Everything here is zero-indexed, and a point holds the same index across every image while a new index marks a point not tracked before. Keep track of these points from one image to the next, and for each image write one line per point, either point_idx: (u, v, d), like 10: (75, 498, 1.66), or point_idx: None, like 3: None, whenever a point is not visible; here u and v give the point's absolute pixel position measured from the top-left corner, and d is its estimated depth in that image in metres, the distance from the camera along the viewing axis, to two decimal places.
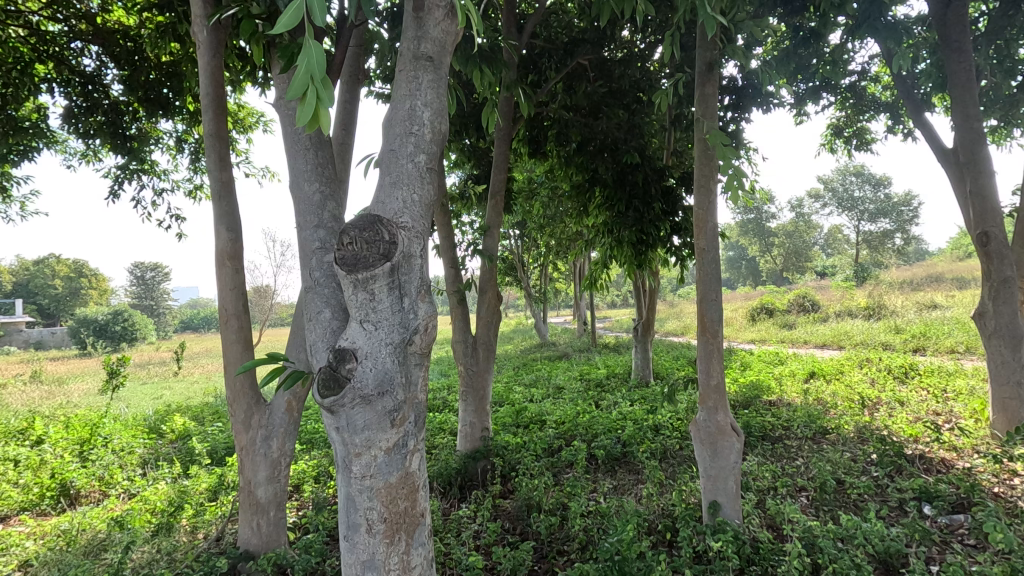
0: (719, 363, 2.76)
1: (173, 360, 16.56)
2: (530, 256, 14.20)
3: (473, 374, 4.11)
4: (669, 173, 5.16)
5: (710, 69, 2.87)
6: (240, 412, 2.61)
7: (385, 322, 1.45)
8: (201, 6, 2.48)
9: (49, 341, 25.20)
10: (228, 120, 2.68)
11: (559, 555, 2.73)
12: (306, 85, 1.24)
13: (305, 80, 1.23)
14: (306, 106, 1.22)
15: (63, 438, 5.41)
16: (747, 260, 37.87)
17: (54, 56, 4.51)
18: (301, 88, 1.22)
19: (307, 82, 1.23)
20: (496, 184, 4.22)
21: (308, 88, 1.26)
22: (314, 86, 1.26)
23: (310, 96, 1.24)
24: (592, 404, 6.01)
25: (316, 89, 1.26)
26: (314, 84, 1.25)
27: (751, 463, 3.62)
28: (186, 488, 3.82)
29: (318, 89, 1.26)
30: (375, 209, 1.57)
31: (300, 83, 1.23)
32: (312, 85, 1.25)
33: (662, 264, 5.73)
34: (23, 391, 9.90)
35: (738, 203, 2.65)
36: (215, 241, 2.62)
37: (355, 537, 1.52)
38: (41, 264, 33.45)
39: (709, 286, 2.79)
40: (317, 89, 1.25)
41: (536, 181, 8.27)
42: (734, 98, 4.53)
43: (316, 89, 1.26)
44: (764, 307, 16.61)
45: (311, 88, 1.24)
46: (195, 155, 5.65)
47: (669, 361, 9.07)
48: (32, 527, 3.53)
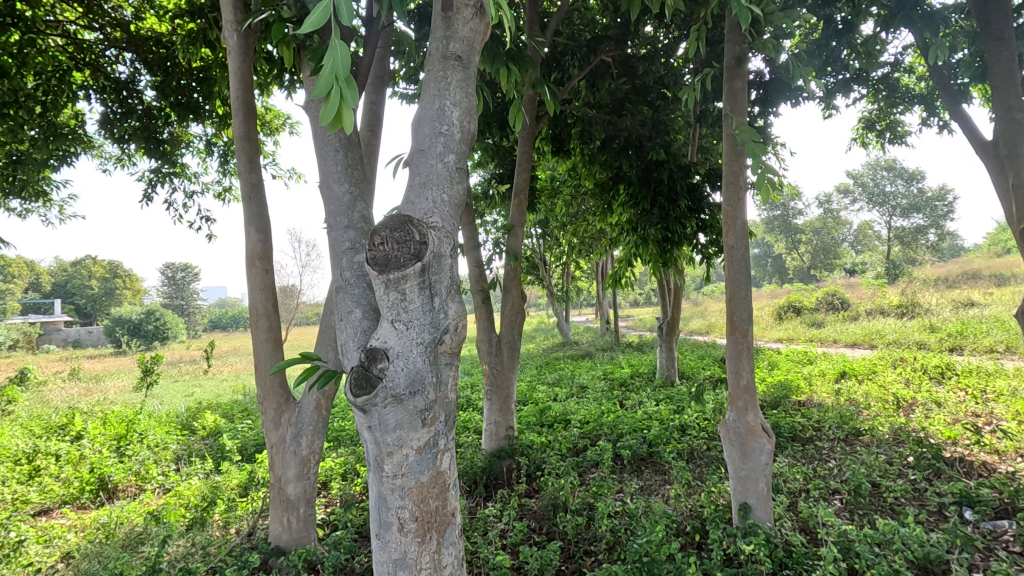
0: (749, 363, 2.71)
1: (202, 359, 16.93)
2: (552, 254, 14.16)
3: (498, 373, 4.11)
4: (695, 170, 5.09)
5: (738, 63, 2.81)
6: (270, 410, 2.66)
7: (416, 322, 1.45)
8: (232, 11, 2.54)
9: (86, 340, 26.11)
10: (257, 123, 2.72)
11: (586, 556, 2.72)
12: (331, 84, 1.23)
13: (329, 79, 1.21)
14: (329, 106, 1.21)
15: (101, 433, 5.60)
16: (773, 258, 37.17)
17: (90, 63, 4.63)
18: (325, 87, 1.20)
19: (332, 82, 1.22)
20: (519, 183, 4.22)
21: (332, 88, 1.24)
22: (338, 86, 1.24)
23: (334, 96, 1.23)
24: (617, 403, 5.95)
25: (340, 88, 1.25)
26: (338, 84, 1.24)
27: (782, 464, 3.56)
28: (219, 484, 3.91)
29: (342, 89, 1.25)
30: (406, 210, 1.57)
31: (325, 83, 1.21)
32: (336, 85, 1.24)
33: (688, 263, 5.66)
34: (62, 387, 10.28)
35: (768, 201, 2.60)
36: (245, 241, 2.67)
37: (386, 536, 1.53)
38: (79, 266, 34.59)
39: (738, 284, 2.74)
40: (342, 88, 1.24)
41: (559, 179, 8.23)
42: (762, 92, 4.44)
43: (340, 89, 1.24)
44: (791, 306, 16.28)
45: (335, 88, 1.23)
46: (224, 157, 5.77)
47: (695, 361, 8.94)
48: (73, 520, 3.65)
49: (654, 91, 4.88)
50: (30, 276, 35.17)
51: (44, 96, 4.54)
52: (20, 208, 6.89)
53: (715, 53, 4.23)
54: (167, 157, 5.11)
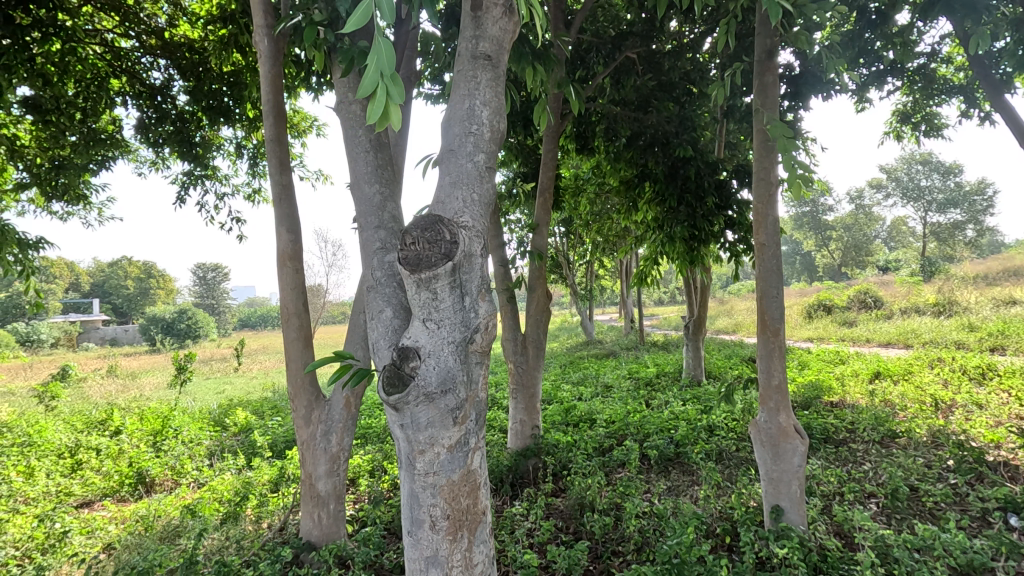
0: (781, 362, 2.65)
1: (233, 357, 17.35)
2: (576, 253, 14.08)
3: (523, 372, 4.11)
4: (723, 166, 5.00)
5: (770, 57, 2.75)
6: (301, 407, 2.71)
7: (447, 321, 1.46)
8: (263, 16, 2.60)
9: (123, 338, 26.99)
10: (287, 125, 2.77)
11: (614, 556, 2.70)
12: (376, 82, 1.22)
13: (375, 78, 1.21)
14: (376, 105, 1.21)
15: (139, 428, 5.78)
16: (802, 255, 36.36)
17: (126, 70, 4.79)
18: (371, 86, 1.20)
19: (377, 80, 1.22)
20: (544, 182, 4.21)
21: (378, 87, 1.24)
22: (383, 84, 1.24)
23: (380, 93, 1.23)
24: (643, 403, 5.90)
25: (386, 86, 1.25)
26: (383, 81, 1.24)
27: (815, 466, 3.48)
28: (251, 479, 4.00)
29: (387, 87, 1.25)
30: (436, 210, 1.58)
31: (370, 81, 1.21)
32: (382, 83, 1.24)
33: (715, 261, 5.58)
34: (101, 383, 10.67)
35: (801, 196, 2.55)
36: (277, 242, 2.73)
37: (418, 533, 1.54)
38: (116, 266, 35.77)
39: (770, 283, 2.69)
40: (387, 86, 1.24)
41: (583, 177, 8.17)
42: (792, 87, 4.33)
43: (386, 86, 1.24)
44: (821, 305, 15.88)
45: (381, 85, 1.23)
46: (253, 160, 5.89)
47: (722, 360, 8.79)
48: (113, 512, 3.78)
49: (680, 87, 4.80)
50: (70, 276, 36.45)
51: (84, 102, 4.67)
52: (62, 212, 7.15)
53: (744, 47, 4.15)
54: (199, 160, 5.31)
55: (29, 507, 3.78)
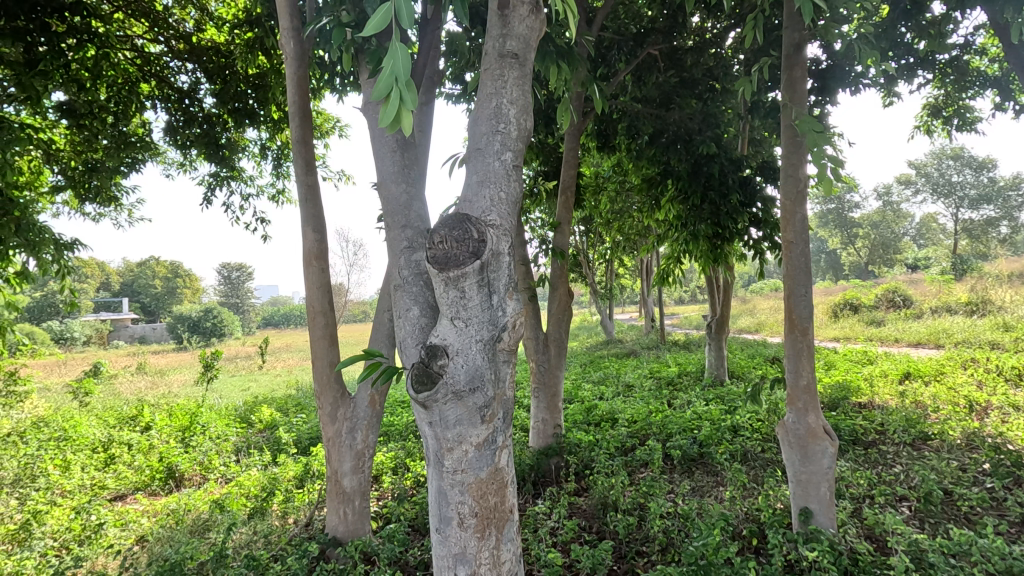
0: (809, 362, 2.60)
1: (256, 356, 17.65)
2: (596, 252, 14.01)
3: (545, 371, 4.10)
4: (747, 164, 4.92)
5: (798, 50, 2.71)
6: (326, 404, 2.75)
7: (475, 319, 1.46)
8: (289, 18, 2.63)
9: (151, 336, 27.67)
10: (312, 126, 2.81)
11: (639, 556, 2.69)
12: (390, 87, 1.22)
13: (388, 83, 1.21)
14: (388, 110, 1.21)
15: (168, 425, 5.93)
16: (827, 254, 35.63)
17: (156, 75, 4.95)
18: (385, 90, 1.20)
19: (391, 85, 1.22)
20: (566, 180, 4.21)
21: (392, 91, 1.24)
22: (398, 88, 1.23)
23: (394, 98, 1.22)
24: (665, 403, 5.84)
25: (400, 92, 1.24)
26: (398, 87, 1.23)
27: (844, 467, 3.41)
28: (277, 475, 4.07)
29: (402, 91, 1.24)
30: (463, 209, 1.59)
31: (384, 86, 1.21)
32: (396, 89, 1.23)
33: (739, 259, 5.50)
34: (131, 380, 10.98)
35: (830, 192, 2.49)
36: (302, 242, 2.77)
37: (446, 530, 1.55)
38: (144, 267, 36.70)
39: (798, 280, 2.64)
40: (401, 92, 1.23)
41: (603, 175, 8.13)
42: (819, 81, 4.24)
43: (400, 91, 1.24)
44: (848, 303, 15.57)
45: (395, 90, 1.22)
46: (277, 160, 5.97)
47: (745, 360, 8.66)
48: (145, 506, 3.88)
49: (703, 84, 4.74)
50: (101, 276, 37.47)
51: (116, 107, 4.78)
52: (95, 213, 7.35)
53: (770, 41, 4.08)
54: (225, 162, 5.38)
55: (65, 499, 3.90)
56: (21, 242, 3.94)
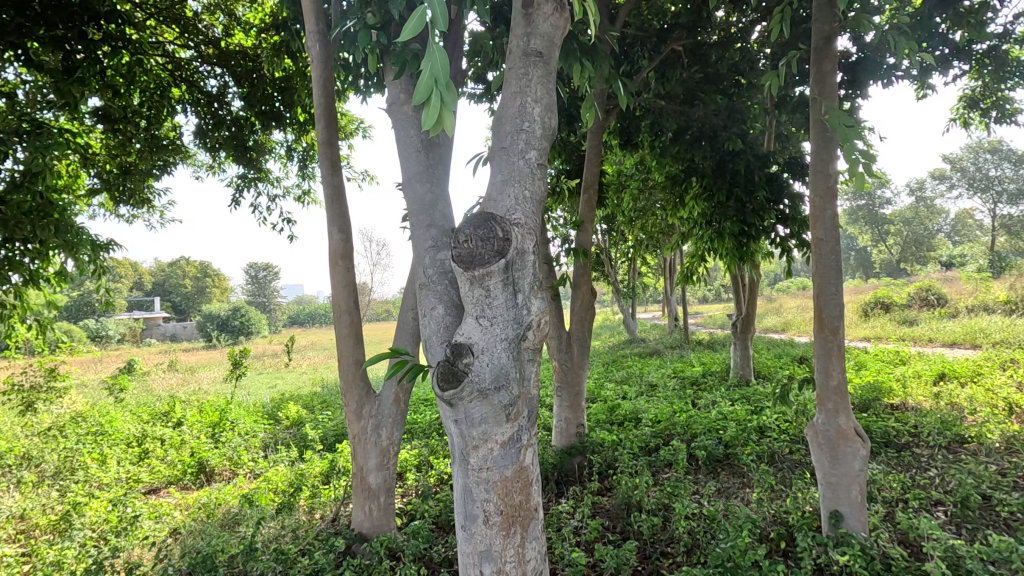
0: (840, 362, 2.54)
1: (282, 354, 17.98)
2: (618, 251, 13.90)
3: (568, 370, 4.10)
4: (774, 160, 4.84)
5: (828, 43, 2.64)
6: (352, 402, 2.79)
7: (500, 317, 1.47)
8: (315, 21, 2.67)
9: (182, 334, 28.40)
10: (338, 128, 2.85)
11: (664, 557, 2.67)
12: (431, 89, 1.24)
13: (429, 85, 1.23)
14: (430, 112, 1.23)
15: (198, 421, 6.08)
16: (857, 251, 34.74)
17: (186, 80, 5.07)
18: (425, 93, 1.22)
19: (431, 87, 1.23)
20: (589, 179, 4.19)
21: (432, 93, 1.25)
22: (438, 90, 1.25)
23: (435, 100, 1.24)
24: (689, 403, 5.77)
25: (440, 93, 1.26)
26: (438, 88, 1.25)
27: (875, 470, 3.33)
28: (303, 471, 4.14)
29: (442, 93, 1.26)
30: (488, 207, 1.59)
31: (425, 89, 1.23)
32: (436, 90, 1.25)
33: (765, 257, 5.40)
34: (162, 377, 11.29)
35: (863, 187, 2.43)
36: (328, 242, 2.82)
37: (472, 528, 1.56)
38: (175, 267, 37.70)
39: (828, 278, 2.58)
40: (441, 93, 1.25)
41: (625, 173, 8.06)
42: (849, 75, 4.14)
43: (440, 93, 1.25)
44: (879, 302, 15.17)
45: (435, 92, 1.24)
46: (303, 162, 6.07)
47: (771, 359, 8.49)
48: (178, 499, 3.99)
49: (728, 79, 4.67)
50: (134, 276, 38.59)
51: (148, 111, 4.91)
52: (129, 215, 7.57)
53: (798, 34, 3.99)
54: (253, 163, 5.48)
55: (103, 491, 4.04)
56: (60, 243, 4.03)
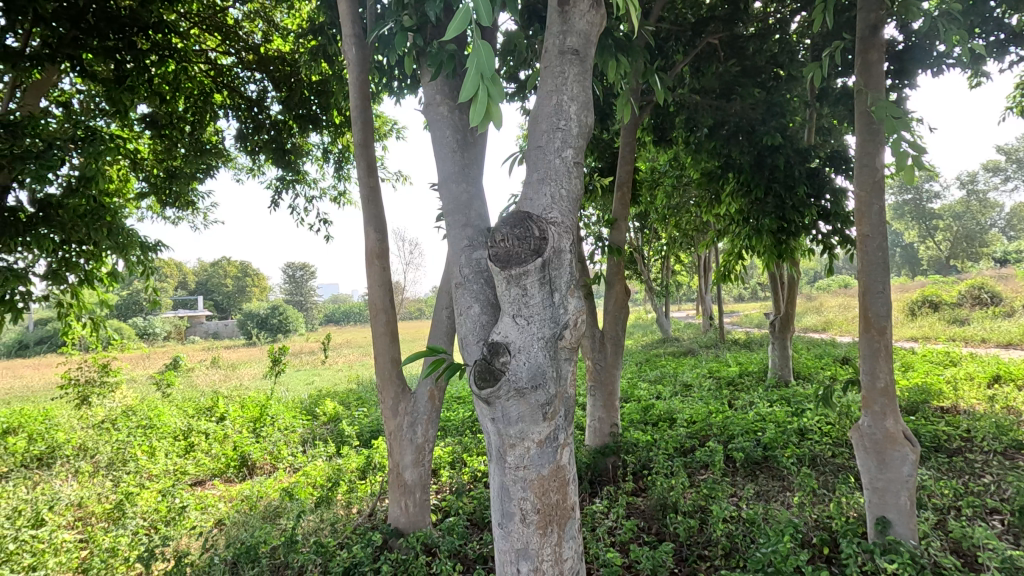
0: (887, 363, 2.45)
1: (318, 351, 18.41)
2: (651, 248, 13.71)
3: (602, 369, 4.07)
4: (815, 154, 4.69)
5: (875, 32, 2.54)
6: (388, 399, 2.84)
7: (536, 316, 1.47)
8: (351, 25, 2.72)
9: (223, 331, 29.34)
10: (373, 129, 2.90)
11: (701, 560, 2.63)
12: (477, 85, 1.27)
13: (475, 81, 1.26)
14: (478, 107, 1.26)
15: (240, 416, 6.28)
16: (903, 247, 33.36)
17: (227, 86, 5.23)
18: (472, 89, 1.25)
19: (477, 83, 1.26)
20: (623, 176, 4.15)
21: (479, 89, 1.29)
22: (484, 85, 1.28)
23: (481, 95, 1.27)
24: (725, 403, 5.66)
25: (486, 87, 1.29)
26: (484, 83, 1.28)
27: (925, 476, 3.19)
28: (341, 466, 4.23)
29: (487, 87, 1.29)
30: (525, 206, 1.59)
31: (471, 84, 1.26)
32: (482, 85, 1.28)
33: (805, 254, 5.24)
34: (205, 374, 11.69)
35: (912, 178, 2.33)
36: (365, 242, 2.87)
37: (509, 525, 1.56)
38: (217, 267, 39.02)
39: (874, 276, 2.49)
40: (487, 88, 1.28)
41: (659, 169, 7.95)
42: (896, 64, 3.98)
43: (486, 88, 1.28)
44: (927, 301, 14.54)
45: (482, 87, 1.27)
46: (339, 163, 6.19)
47: (811, 360, 8.24)
48: (223, 491, 4.13)
49: (766, 72, 4.55)
50: (178, 275, 40.09)
51: (193, 117, 5.08)
52: (174, 217, 7.87)
53: (842, 24, 3.86)
54: (291, 165, 5.56)
55: (152, 482, 4.22)
56: (112, 245, 4.23)
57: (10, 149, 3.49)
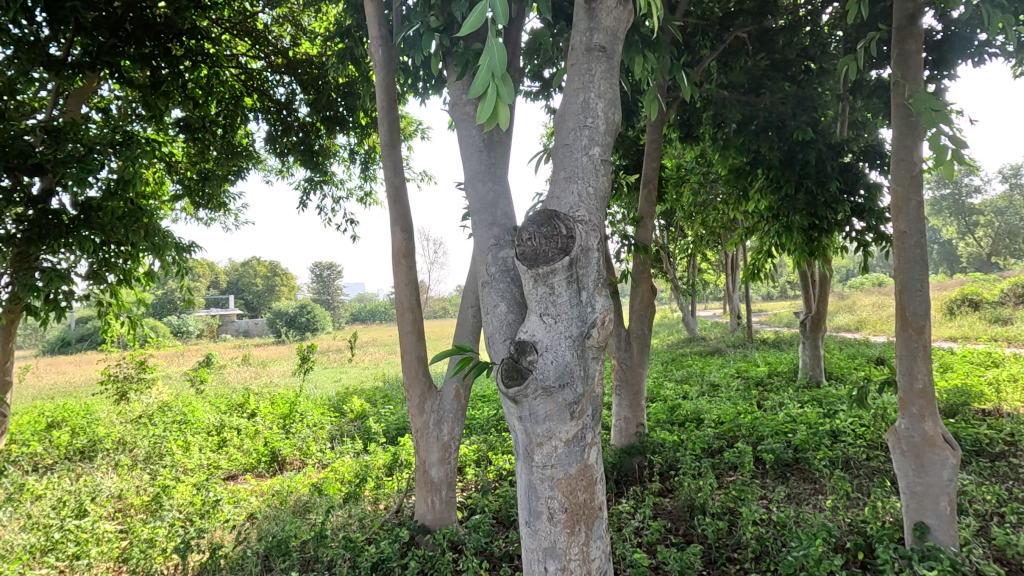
0: (925, 364, 2.37)
1: (345, 349, 18.70)
2: (677, 247, 13.54)
3: (627, 368, 4.03)
4: (847, 149, 4.57)
5: (912, 21, 2.46)
6: (415, 396, 2.86)
7: (564, 315, 1.46)
8: (377, 27, 2.75)
9: (254, 330, 30.02)
10: (399, 130, 2.93)
11: (730, 563, 2.59)
12: (486, 83, 1.26)
13: (485, 78, 1.25)
14: (485, 106, 1.26)
15: (270, 412, 6.42)
16: (941, 244, 32.25)
17: (257, 90, 5.35)
18: (481, 86, 1.25)
19: (487, 81, 1.26)
20: (648, 173, 4.11)
21: (489, 87, 1.28)
22: (494, 84, 1.27)
23: (490, 93, 1.27)
24: (754, 404, 5.56)
25: (496, 86, 1.29)
26: (494, 82, 1.27)
27: (966, 480, 3.08)
28: (368, 463, 4.29)
29: (497, 86, 1.28)
30: (551, 205, 1.59)
31: (481, 82, 1.25)
32: (492, 83, 1.27)
33: (838, 251, 5.11)
34: (236, 371, 11.99)
35: (952, 171, 2.24)
36: (391, 241, 2.90)
37: (536, 524, 1.56)
38: (248, 267, 39.94)
39: (912, 274, 2.41)
40: (497, 86, 1.27)
41: (685, 166, 7.84)
42: (935, 55, 3.85)
43: (496, 86, 1.28)
44: (966, 299, 14.03)
45: (491, 86, 1.26)
46: (365, 163, 6.27)
47: (844, 360, 8.03)
48: (254, 485, 4.23)
49: (797, 65, 4.44)
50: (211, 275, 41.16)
51: (224, 120, 5.21)
52: (207, 218, 8.08)
53: (877, 14, 3.75)
54: (319, 167, 5.68)
55: (187, 476, 4.35)
56: (149, 245, 4.37)
57: (55, 154, 3.65)
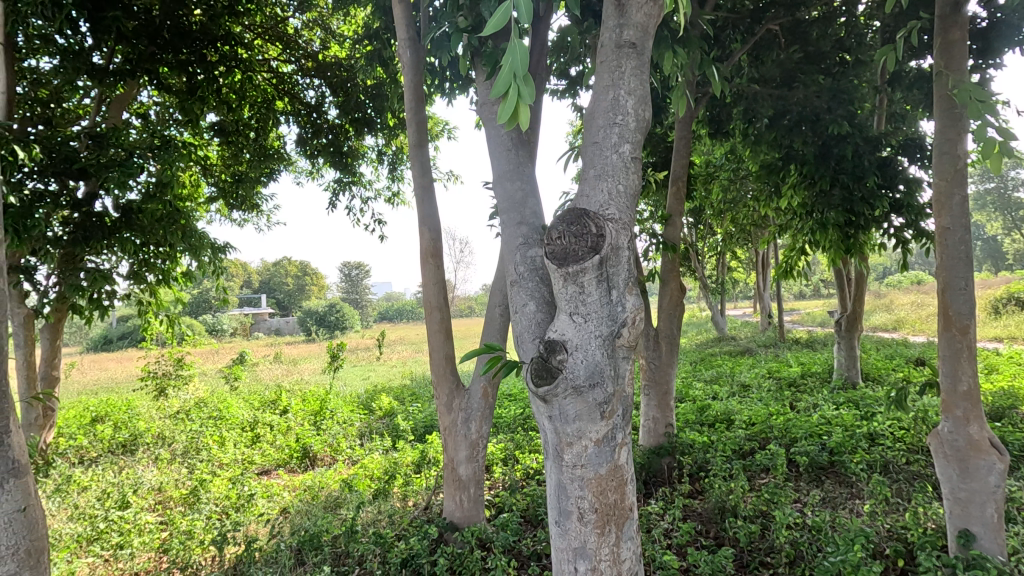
0: (970, 365, 2.28)
1: (373, 348, 18.94)
2: (706, 245, 13.33)
3: (656, 368, 3.99)
4: (885, 142, 4.42)
5: (957, 9, 2.36)
6: (443, 394, 2.88)
7: (594, 314, 1.46)
8: (405, 29, 2.78)
9: (285, 329, 30.69)
10: (427, 130, 2.95)
11: (762, 567, 2.54)
12: (509, 83, 1.26)
13: (508, 79, 1.25)
14: (507, 105, 1.25)
15: (302, 409, 6.55)
16: (984, 241, 30.98)
17: (287, 93, 5.40)
18: (504, 87, 1.25)
19: (510, 81, 1.26)
20: (678, 170, 4.05)
21: (510, 88, 1.28)
22: (516, 84, 1.27)
23: (512, 94, 1.26)
24: (787, 405, 5.43)
25: (518, 86, 1.28)
26: (516, 82, 1.27)
27: (1013, 487, 2.96)
28: (397, 460, 4.35)
29: (519, 86, 1.27)
30: (581, 203, 1.58)
31: (503, 83, 1.25)
32: (514, 83, 1.27)
33: (875, 248, 4.95)
34: (269, 368, 12.26)
35: (998, 165, 2.16)
36: (419, 241, 2.92)
37: (566, 523, 1.56)
38: (279, 267, 40.83)
39: (956, 271, 2.32)
40: (519, 86, 1.27)
41: (714, 163, 7.71)
42: (980, 44, 3.70)
43: (518, 87, 1.27)
44: (1013, 298, 13.45)
45: (513, 86, 1.26)
46: (393, 164, 6.34)
47: (882, 361, 7.79)
48: (287, 480, 4.33)
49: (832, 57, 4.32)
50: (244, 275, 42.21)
51: (257, 124, 5.34)
52: (241, 219, 8.29)
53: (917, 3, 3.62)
54: (348, 168, 5.77)
55: (223, 470, 4.47)
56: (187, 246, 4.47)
57: (98, 158, 3.74)
